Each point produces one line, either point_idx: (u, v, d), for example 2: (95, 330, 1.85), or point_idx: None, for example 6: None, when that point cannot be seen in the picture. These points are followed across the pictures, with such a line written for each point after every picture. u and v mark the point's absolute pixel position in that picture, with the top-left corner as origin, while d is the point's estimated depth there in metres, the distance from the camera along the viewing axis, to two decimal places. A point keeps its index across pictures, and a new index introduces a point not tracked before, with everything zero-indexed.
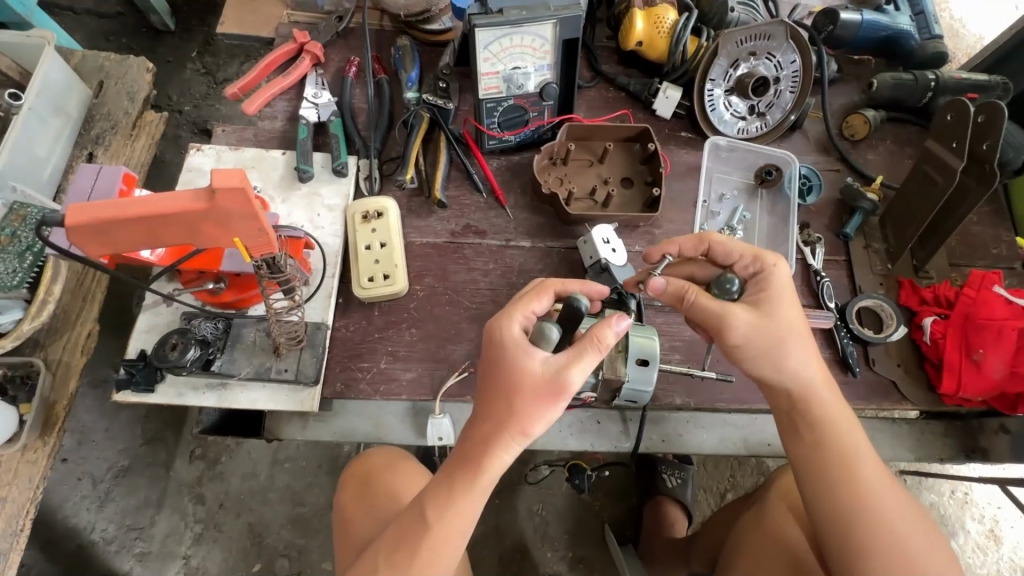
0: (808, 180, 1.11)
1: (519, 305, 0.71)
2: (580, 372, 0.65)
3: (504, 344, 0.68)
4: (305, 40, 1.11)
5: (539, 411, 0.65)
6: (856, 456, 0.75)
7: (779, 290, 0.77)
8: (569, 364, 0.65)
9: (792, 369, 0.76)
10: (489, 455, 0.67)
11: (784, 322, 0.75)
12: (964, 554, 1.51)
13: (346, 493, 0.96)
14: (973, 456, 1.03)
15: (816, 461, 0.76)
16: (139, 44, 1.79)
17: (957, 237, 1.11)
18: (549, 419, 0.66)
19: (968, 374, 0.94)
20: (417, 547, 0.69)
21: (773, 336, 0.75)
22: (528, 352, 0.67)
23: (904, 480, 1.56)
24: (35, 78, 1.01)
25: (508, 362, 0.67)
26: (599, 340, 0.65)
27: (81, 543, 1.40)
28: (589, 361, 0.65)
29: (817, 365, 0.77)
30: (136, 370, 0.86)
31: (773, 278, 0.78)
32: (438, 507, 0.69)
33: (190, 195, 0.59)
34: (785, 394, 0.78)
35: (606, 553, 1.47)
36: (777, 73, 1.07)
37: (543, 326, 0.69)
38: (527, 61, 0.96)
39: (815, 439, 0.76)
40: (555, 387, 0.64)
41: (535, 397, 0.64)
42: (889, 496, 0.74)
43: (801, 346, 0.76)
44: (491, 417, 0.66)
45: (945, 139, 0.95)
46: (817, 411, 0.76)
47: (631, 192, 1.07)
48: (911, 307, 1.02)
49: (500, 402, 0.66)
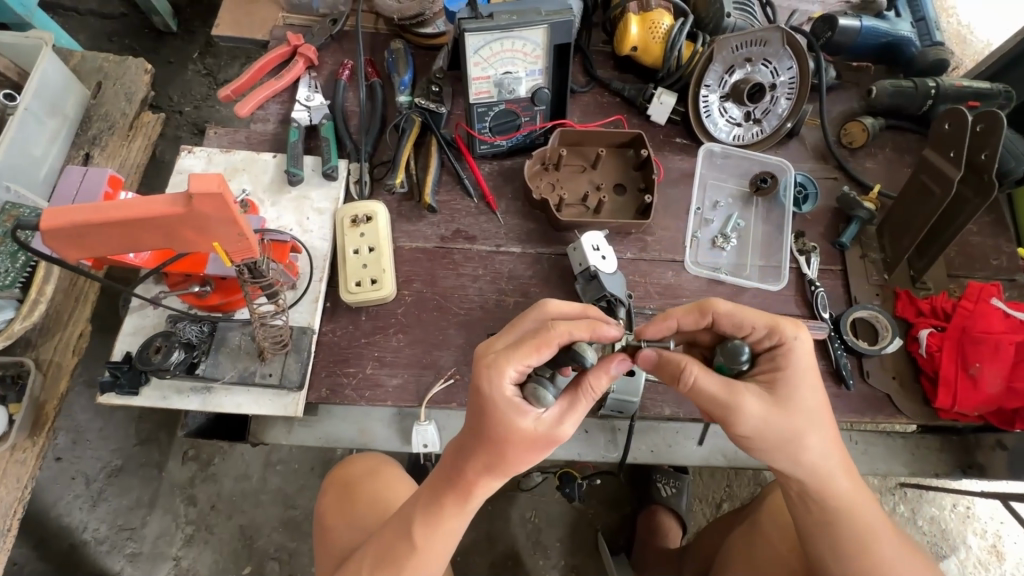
0: (804, 189, 1.09)
1: (515, 358, 0.62)
2: (574, 422, 0.64)
3: (497, 402, 0.62)
4: (299, 43, 1.11)
5: (529, 457, 0.65)
6: (873, 532, 0.75)
7: (798, 370, 0.71)
8: (565, 418, 0.64)
9: (808, 461, 0.73)
10: (473, 490, 0.67)
11: (803, 408, 0.71)
12: (965, 569, 1.48)
13: (328, 499, 0.96)
14: (969, 472, 1.01)
15: (826, 534, 0.76)
16: (141, 45, 1.80)
17: (957, 248, 1.09)
18: (537, 459, 0.66)
19: (964, 388, 0.92)
20: (402, 567, 0.70)
21: (791, 429, 0.70)
22: (522, 410, 0.62)
23: (904, 492, 1.54)
24: (31, 78, 1.01)
25: (500, 419, 0.62)
26: (592, 389, 0.65)
27: (73, 542, 1.40)
28: (582, 413, 0.65)
29: (837, 453, 0.73)
30: (120, 372, 0.86)
31: (793, 353, 0.72)
32: (426, 529, 0.69)
33: (168, 198, 0.59)
34: (797, 479, 0.75)
35: (598, 562, 1.45)
36: (773, 79, 1.05)
37: (540, 387, 0.62)
38: (518, 65, 0.96)
39: (827, 520, 0.76)
40: (549, 440, 0.63)
41: (527, 449, 0.63)
42: (908, 568, 0.75)
43: (821, 432, 0.72)
44: (479, 460, 0.65)
45: (943, 148, 0.93)
46: (834, 492, 0.75)
47: (624, 199, 1.06)
48: (907, 319, 1.00)
49: (491, 451, 0.64)
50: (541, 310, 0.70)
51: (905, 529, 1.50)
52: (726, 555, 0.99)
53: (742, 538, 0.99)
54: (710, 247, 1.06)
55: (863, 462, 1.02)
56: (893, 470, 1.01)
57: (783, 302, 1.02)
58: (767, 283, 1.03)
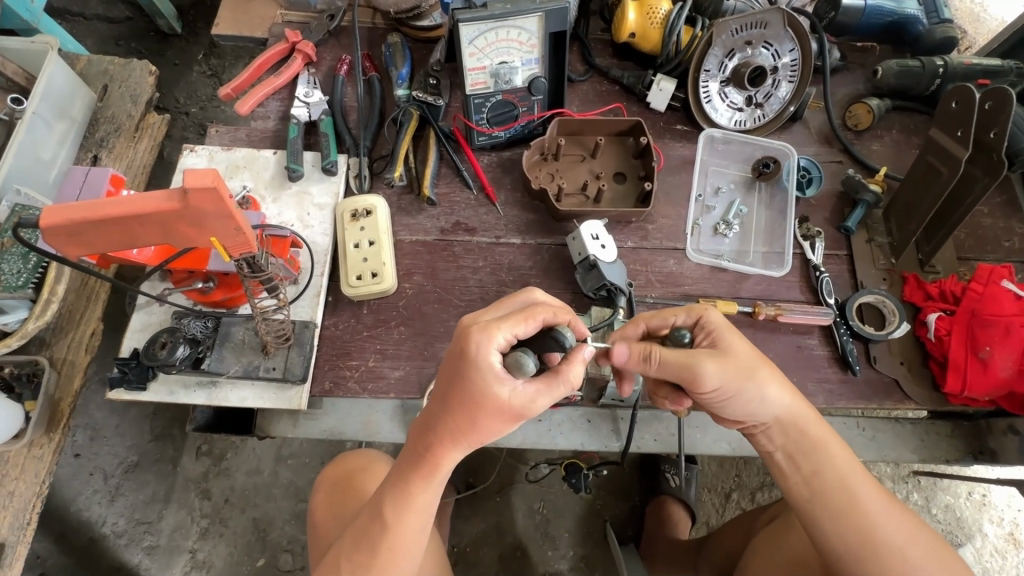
0: (808, 172, 1.07)
1: (505, 324, 0.63)
2: (547, 402, 0.63)
3: (478, 362, 0.61)
4: (297, 40, 1.11)
5: (496, 428, 0.64)
6: (855, 483, 0.74)
7: (723, 329, 0.75)
8: (539, 395, 0.62)
9: (761, 402, 0.74)
10: (439, 464, 0.67)
11: (744, 357, 0.73)
12: (981, 558, 1.46)
13: (319, 496, 0.98)
14: (981, 458, 0.99)
15: (814, 495, 0.75)
16: (147, 48, 1.82)
17: (967, 230, 1.07)
18: (504, 432, 0.66)
19: (974, 372, 0.90)
20: (379, 546, 0.70)
21: (744, 370, 0.72)
22: (501, 378, 0.61)
23: (917, 481, 1.51)
24: (39, 82, 1.02)
25: (478, 385, 0.61)
26: (570, 376, 0.65)
27: (92, 536, 1.44)
28: (556, 396, 0.64)
29: (798, 402, 0.76)
30: (128, 368, 0.87)
31: (711, 319, 0.76)
32: (397, 508, 0.69)
33: (165, 194, 0.59)
34: (768, 429, 0.77)
35: (607, 552, 1.45)
36: (775, 62, 1.03)
37: (522, 353, 0.62)
38: (514, 55, 0.95)
39: (813, 472, 0.76)
40: (519, 413, 0.63)
41: (498, 417, 0.62)
42: (900, 528, 0.73)
43: (772, 380, 0.74)
44: (447, 430, 0.64)
45: (950, 128, 0.91)
46: (804, 448, 0.76)
47: (624, 187, 1.05)
48: (915, 303, 0.99)
49: (462, 420, 0.63)
50: (528, 294, 0.72)
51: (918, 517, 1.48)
52: (751, 552, 0.96)
53: (767, 540, 0.95)
54: (712, 234, 1.05)
55: (871, 449, 1.00)
56: (901, 457, 1.00)
57: (787, 288, 1.01)
58: (771, 269, 1.02)
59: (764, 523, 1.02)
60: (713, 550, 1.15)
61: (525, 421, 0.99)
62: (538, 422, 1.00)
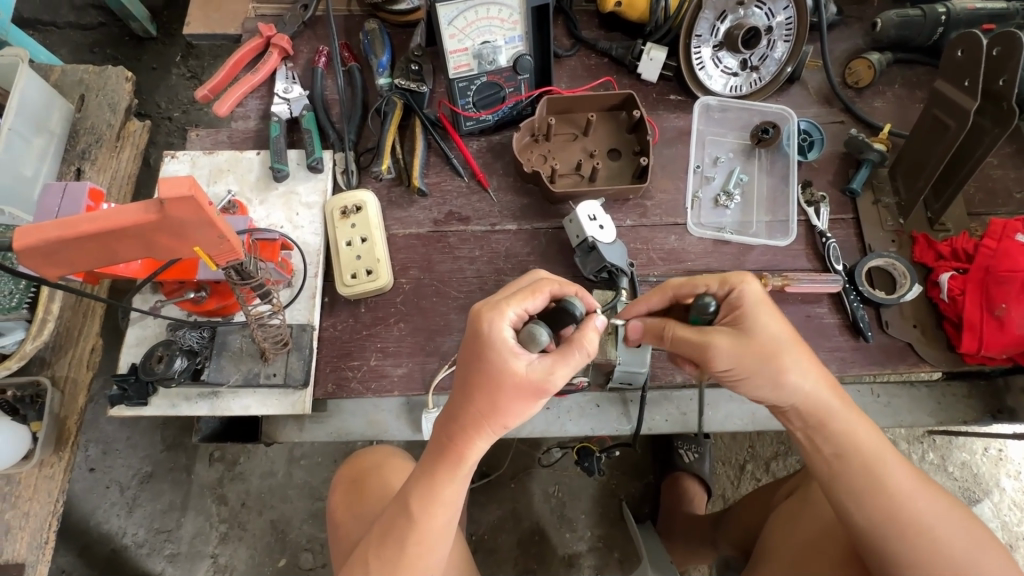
0: (809, 135, 1.03)
1: (514, 300, 0.64)
2: (565, 374, 0.63)
3: (493, 339, 0.62)
4: (271, 33, 1.06)
5: (518, 408, 0.63)
6: (880, 466, 0.71)
7: (755, 308, 0.73)
8: (556, 366, 0.62)
9: (791, 382, 0.72)
10: (464, 454, 0.66)
11: (769, 339, 0.72)
12: (1000, 513, 1.45)
13: (336, 495, 0.98)
14: (999, 417, 0.97)
15: (839, 475, 0.72)
16: (123, 54, 1.77)
17: (976, 183, 1.03)
18: (528, 414, 0.65)
19: (990, 331, 0.87)
20: (404, 542, 0.68)
21: (761, 355, 0.71)
22: (515, 351, 0.62)
23: (934, 441, 1.50)
24: (12, 97, 0.99)
25: (494, 361, 0.62)
26: (584, 345, 0.64)
27: (114, 547, 1.45)
28: (574, 366, 0.63)
29: (823, 382, 0.73)
30: (127, 384, 0.86)
31: (744, 298, 0.74)
32: (424, 503, 0.67)
33: (141, 205, 0.57)
34: (792, 411, 0.75)
35: (624, 531, 1.45)
36: (769, 22, 0.99)
37: (534, 326, 0.63)
38: (496, 33, 0.92)
39: (837, 454, 0.73)
40: (539, 388, 0.62)
41: (517, 396, 0.62)
42: (931, 505, 0.69)
43: (797, 362, 0.72)
44: (468, 417, 0.64)
45: (956, 78, 0.87)
46: (841, 421, 0.73)
47: (619, 163, 1.02)
48: (927, 264, 0.96)
49: (483, 403, 0.63)
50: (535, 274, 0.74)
51: (935, 477, 1.47)
52: (771, 527, 0.95)
53: (788, 515, 0.93)
54: (712, 207, 1.02)
55: (887, 415, 0.98)
56: (919, 421, 0.98)
57: (793, 257, 0.98)
58: (775, 238, 0.99)
59: (783, 495, 1.00)
60: (733, 524, 1.14)
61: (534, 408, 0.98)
62: (547, 410, 0.98)
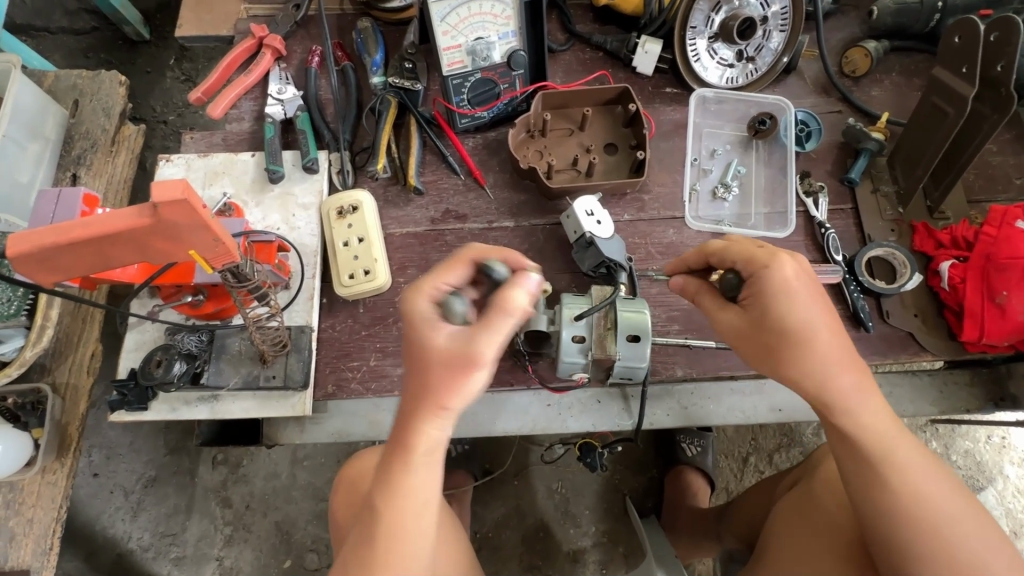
0: (806, 125, 1.03)
1: (430, 276, 0.61)
2: (487, 340, 0.55)
3: (409, 317, 0.59)
4: (263, 34, 1.06)
5: (446, 385, 0.56)
6: (899, 460, 0.69)
7: (784, 291, 0.68)
8: (471, 332, 0.55)
9: (811, 374, 0.68)
10: (417, 448, 0.60)
11: (791, 325, 0.67)
12: (1004, 500, 1.45)
13: (339, 496, 0.97)
14: (1001, 405, 0.97)
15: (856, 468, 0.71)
16: (117, 58, 1.76)
17: (975, 170, 1.03)
18: (466, 392, 0.57)
19: (992, 318, 0.87)
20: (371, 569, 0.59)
21: (763, 339, 0.70)
22: (429, 324, 0.57)
23: (936, 429, 1.50)
24: (5, 103, 0.98)
25: (414, 341, 0.58)
26: (505, 302, 0.56)
27: (120, 552, 1.45)
28: (497, 329, 0.55)
29: (849, 374, 0.68)
30: (127, 390, 0.86)
31: (766, 279, 0.68)
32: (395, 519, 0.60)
33: (134, 210, 0.56)
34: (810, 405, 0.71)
35: (628, 525, 1.46)
36: (764, 12, 0.99)
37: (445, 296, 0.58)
38: (490, 29, 0.93)
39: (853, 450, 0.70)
40: (458, 359, 0.55)
41: (439, 372, 0.56)
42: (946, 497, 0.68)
43: (816, 353, 0.67)
44: (408, 404, 0.59)
45: (954, 64, 0.86)
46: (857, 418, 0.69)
47: (616, 158, 1.01)
48: (927, 252, 0.95)
49: (414, 387, 0.58)
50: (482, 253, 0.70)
51: None
52: (773, 519, 0.95)
53: (790, 507, 0.93)
54: (710, 200, 1.01)
55: (889, 405, 0.98)
56: (921, 410, 0.98)
57: (792, 249, 0.98)
58: (774, 230, 0.99)
59: (786, 487, 1.00)
60: (738, 517, 1.14)
61: (535, 405, 0.98)
62: (548, 407, 0.98)
